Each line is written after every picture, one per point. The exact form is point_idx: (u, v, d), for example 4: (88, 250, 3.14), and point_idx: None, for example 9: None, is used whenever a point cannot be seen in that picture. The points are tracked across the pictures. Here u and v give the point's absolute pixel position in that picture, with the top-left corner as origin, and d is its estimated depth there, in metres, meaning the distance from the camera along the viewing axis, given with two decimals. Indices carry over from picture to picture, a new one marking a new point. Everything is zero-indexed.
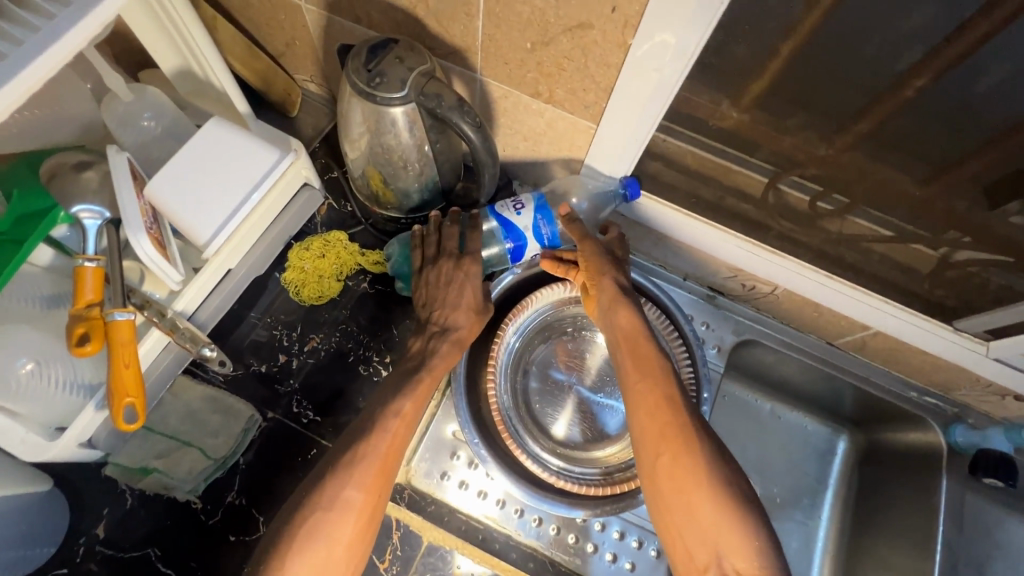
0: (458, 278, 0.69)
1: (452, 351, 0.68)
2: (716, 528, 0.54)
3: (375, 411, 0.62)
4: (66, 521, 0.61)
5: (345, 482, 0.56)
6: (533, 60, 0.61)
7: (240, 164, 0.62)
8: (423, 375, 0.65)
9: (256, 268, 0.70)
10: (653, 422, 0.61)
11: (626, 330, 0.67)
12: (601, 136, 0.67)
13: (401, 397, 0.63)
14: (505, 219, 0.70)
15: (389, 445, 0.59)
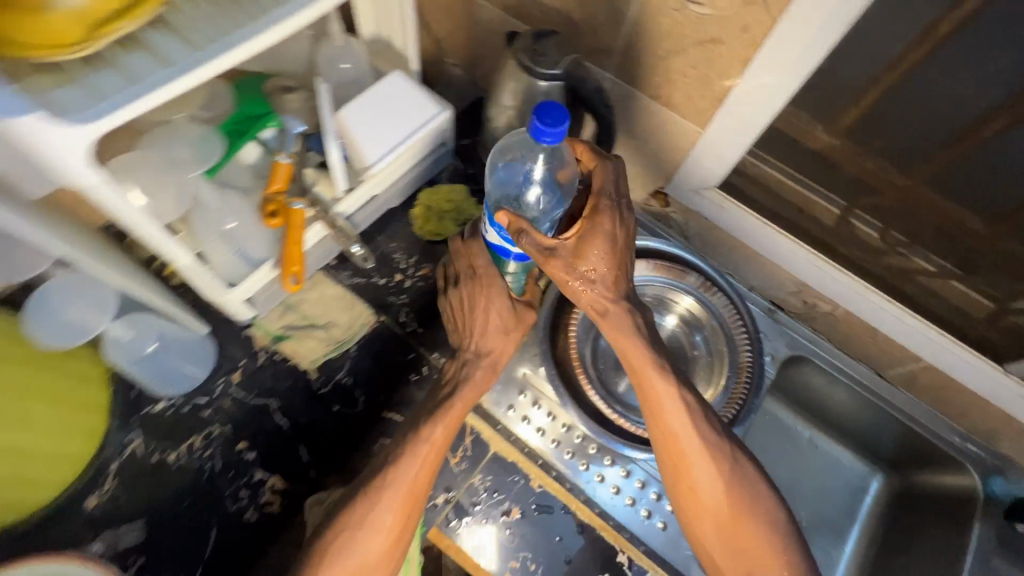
0: (485, 305, 0.72)
1: (486, 375, 0.71)
2: (738, 537, 0.65)
3: (406, 439, 0.65)
4: (212, 363, 0.74)
5: (379, 508, 0.62)
6: (661, 67, 0.74)
7: (411, 112, 0.78)
8: (452, 403, 0.67)
9: (392, 199, 0.85)
10: (671, 454, 0.67)
11: (632, 350, 0.68)
12: (706, 138, 0.79)
13: (432, 421, 0.66)
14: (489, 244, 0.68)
15: (418, 474, 0.63)
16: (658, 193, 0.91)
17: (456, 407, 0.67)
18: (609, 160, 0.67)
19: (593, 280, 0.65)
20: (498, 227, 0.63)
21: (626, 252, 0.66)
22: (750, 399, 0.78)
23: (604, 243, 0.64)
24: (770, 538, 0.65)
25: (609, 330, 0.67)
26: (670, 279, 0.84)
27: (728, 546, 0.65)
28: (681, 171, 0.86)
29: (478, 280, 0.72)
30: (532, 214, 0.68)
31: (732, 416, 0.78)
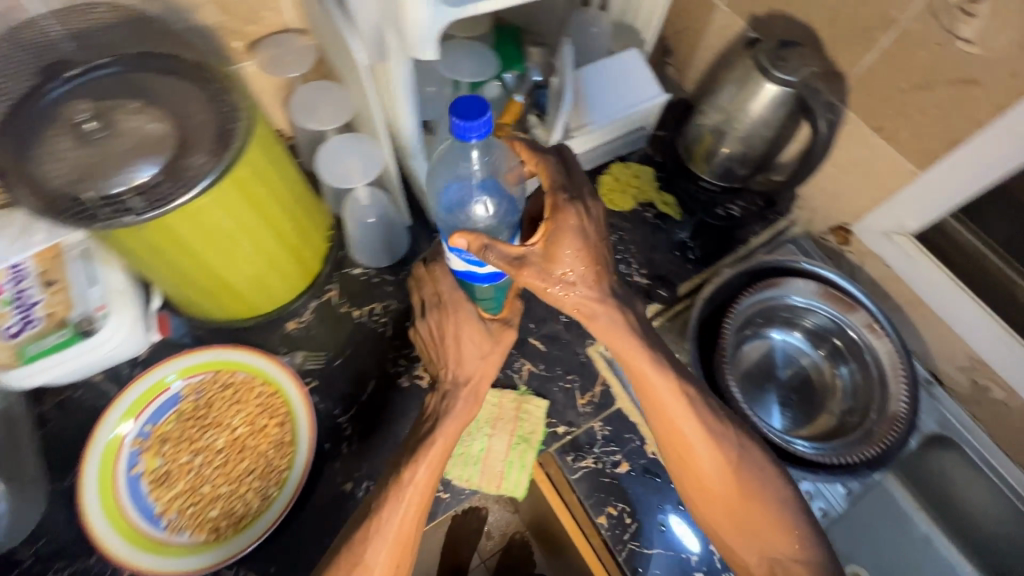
0: (459, 332, 0.68)
1: (469, 406, 0.67)
2: (747, 523, 0.64)
3: (389, 485, 0.63)
4: (404, 251, 0.86)
5: (372, 554, 0.60)
6: (897, 99, 0.74)
7: (635, 89, 0.86)
8: (432, 438, 0.64)
9: (586, 163, 0.94)
10: (677, 446, 0.65)
11: (627, 347, 0.65)
12: (922, 181, 0.78)
13: (413, 464, 0.63)
14: (464, 272, 0.66)
15: (402, 521, 0.61)
16: (839, 228, 0.93)
17: (435, 446, 0.64)
18: (552, 154, 0.63)
19: (572, 282, 0.62)
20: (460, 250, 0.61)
21: (600, 245, 0.63)
22: (894, 445, 0.74)
23: (576, 240, 0.61)
24: (775, 513, 0.64)
25: (602, 331, 0.64)
26: (835, 309, 0.83)
27: (739, 529, 0.65)
28: (875, 214, 0.86)
29: (445, 307, 0.69)
30: (487, 223, 0.66)
31: (870, 456, 0.74)
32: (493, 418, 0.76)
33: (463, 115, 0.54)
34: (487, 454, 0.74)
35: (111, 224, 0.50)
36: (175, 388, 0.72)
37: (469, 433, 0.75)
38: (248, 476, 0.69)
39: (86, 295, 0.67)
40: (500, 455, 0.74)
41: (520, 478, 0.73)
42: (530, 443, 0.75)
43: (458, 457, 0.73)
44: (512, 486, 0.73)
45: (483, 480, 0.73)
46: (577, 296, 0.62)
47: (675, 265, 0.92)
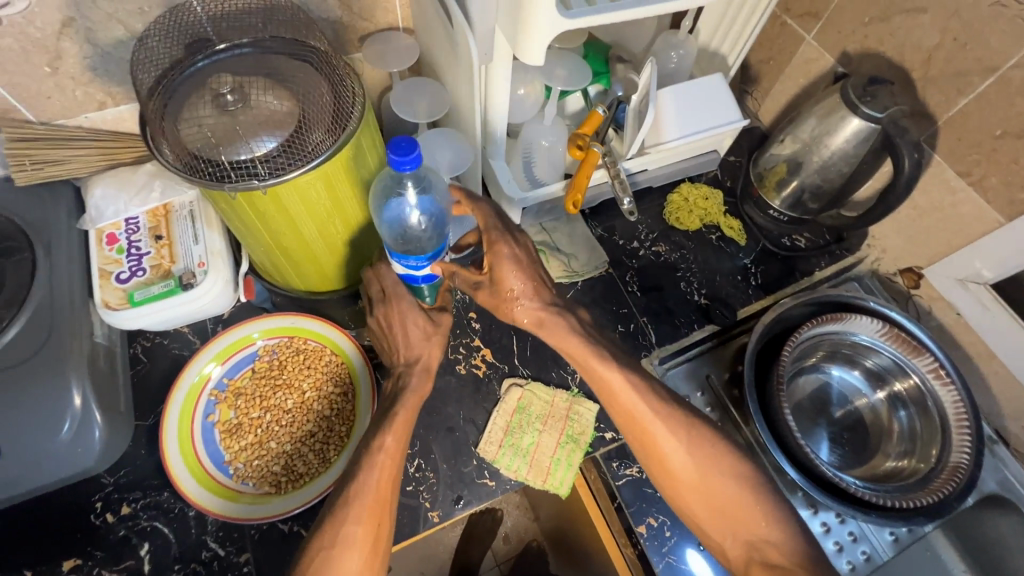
0: (405, 320, 0.70)
1: (422, 382, 0.70)
2: (720, 505, 0.64)
3: (361, 455, 0.64)
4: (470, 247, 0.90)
5: (346, 519, 0.60)
6: (989, 146, 0.73)
7: (715, 112, 0.87)
8: (397, 410, 0.67)
9: (655, 180, 0.95)
10: (638, 431, 0.66)
11: (571, 346, 0.69)
12: (1006, 231, 0.76)
13: (380, 433, 0.65)
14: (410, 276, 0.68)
15: (379, 481, 0.63)
16: (908, 270, 0.91)
17: (400, 418, 0.66)
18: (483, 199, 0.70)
19: (518, 297, 0.69)
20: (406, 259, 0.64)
21: (536, 263, 0.70)
22: (951, 497, 0.72)
23: (512, 265, 0.68)
24: (742, 493, 0.64)
25: (548, 335, 0.70)
26: (900, 352, 0.82)
27: (718, 516, 0.64)
28: (950, 259, 0.85)
29: (389, 304, 0.70)
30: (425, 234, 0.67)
31: (926, 504, 0.72)
32: (544, 415, 0.78)
33: (399, 150, 0.55)
34: (536, 450, 0.76)
35: (239, 186, 0.56)
36: (257, 346, 0.77)
37: (519, 427, 0.77)
38: (310, 438, 0.73)
39: (190, 251, 0.73)
40: (549, 452, 0.76)
41: (567, 476, 0.75)
42: (579, 443, 0.77)
43: (508, 449, 0.76)
44: (558, 483, 0.75)
45: (530, 474, 0.75)
46: (523, 312, 0.70)
47: (736, 289, 0.92)
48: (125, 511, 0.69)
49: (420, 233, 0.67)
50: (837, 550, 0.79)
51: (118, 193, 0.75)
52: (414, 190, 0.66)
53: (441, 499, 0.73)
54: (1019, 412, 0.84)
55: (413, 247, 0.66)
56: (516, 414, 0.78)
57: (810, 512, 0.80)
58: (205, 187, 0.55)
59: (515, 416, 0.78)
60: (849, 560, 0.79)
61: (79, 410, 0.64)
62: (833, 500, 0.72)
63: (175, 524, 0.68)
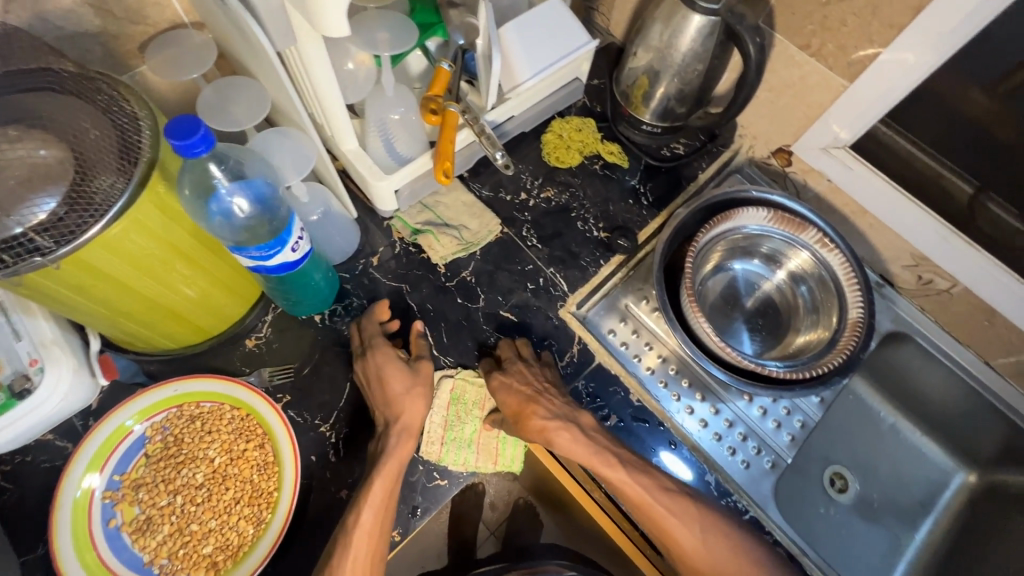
0: (382, 372, 0.71)
1: (403, 441, 0.68)
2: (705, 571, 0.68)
3: (339, 532, 0.64)
4: (353, 245, 0.82)
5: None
6: (819, 14, 0.75)
7: (562, 38, 0.82)
8: (372, 481, 0.65)
9: (525, 125, 0.91)
10: (652, 520, 0.69)
11: (586, 459, 0.71)
12: (851, 93, 0.79)
13: (357, 508, 0.64)
14: (272, 267, 0.59)
15: (356, 560, 0.62)
16: (779, 150, 0.95)
17: (375, 491, 0.65)
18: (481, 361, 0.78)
19: (530, 415, 0.72)
20: (264, 249, 0.56)
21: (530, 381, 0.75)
22: (857, 350, 0.78)
23: (511, 392, 0.73)
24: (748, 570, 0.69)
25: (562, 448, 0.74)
26: (787, 232, 0.85)
27: None
28: (810, 133, 0.89)
29: (367, 359, 0.73)
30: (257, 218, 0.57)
31: (837, 364, 0.77)
32: (481, 401, 0.78)
33: (181, 134, 0.44)
34: (478, 434, 0.76)
35: (20, 269, 0.45)
36: (139, 431, 0.67)
37: (458, 416, 0.76)
38: (236, 505, 0.66)
39: (14, 351, 0.61)
40: (490, 435, 0.77)
41: (514, 455, 0.77)
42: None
43: (450, 439, 0.74)
44: (506, 462, 0.76)
45: (478, 459, 0.74)
46: (535, 426, 0.72)
47: (631, 213, 0.91)
48: None
49: (256, 220, 0.57)
50: (776, 427, 0.85)
51: None
52: (225, 176, 0.56)
53: (397, 516, 0.70)
54: (896, 254, 0.90)
55: (256, 235, 0.57)
56: (453, 404, 0.76)
57: (746, 401, 0.85)
58: None
59: (452, 406, 0.76)
60: (789, 432, 0.85)
61: None
62: (760, 387, 0.76)
63: None
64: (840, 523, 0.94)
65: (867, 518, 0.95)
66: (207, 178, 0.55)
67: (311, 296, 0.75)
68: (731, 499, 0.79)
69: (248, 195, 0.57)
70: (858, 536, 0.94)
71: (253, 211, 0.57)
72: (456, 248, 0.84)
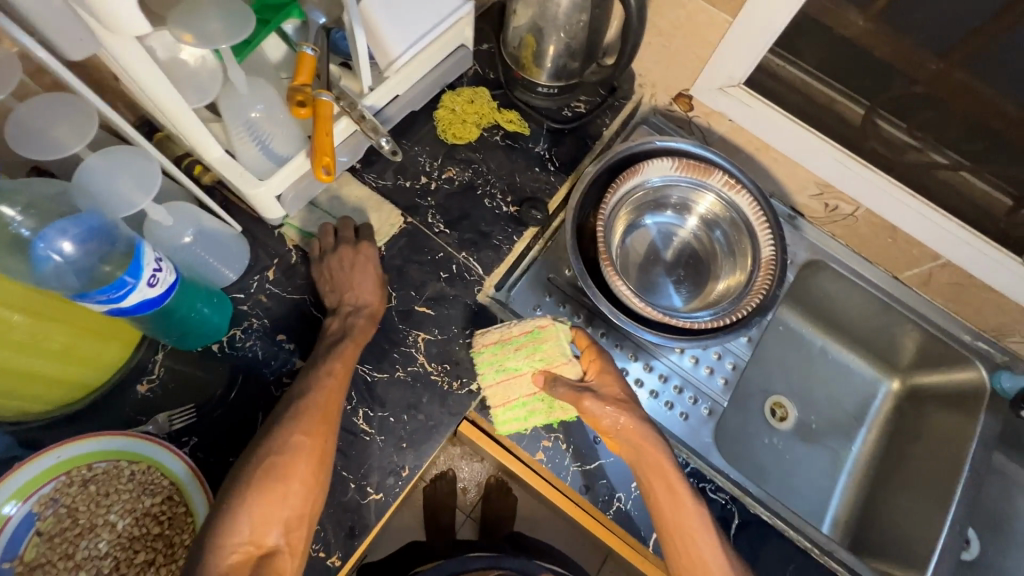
0: (360, 263, 0.74)
1: (369, 325, 0.72)
2: None
3: (310, 373, 0.67)
4: (246, 262, 0.76)
5: (293, 426, 0.62)
6: None
7: (435, 4, 0.76)
8: (345, 339, 0.70)
9: (414, 104, 0.84)
10: (684, 538, 0.66)
11: (653, 462, 0.68)
12: (737, 28, 0.78)
13: (328, 358, 0.68)
14: (132, 305, 0.53)
15: (327, 399, 0.65)
16: (680, 96, 0.92)
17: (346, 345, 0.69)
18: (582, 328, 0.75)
19: (626, 406, 0.69)
20: (107, 289, 0.49)
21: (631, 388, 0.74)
22: (774, 288, 0.78)
23: (617, 378, 0.72)
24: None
25: (622, 446, 0.69)
26: (694, 178, 0.84)
27: None
28: (705, 75, 0.87)
29: (359, 244, 0.76)
30: (92, 260, 0.51)
31: (756, 304, 0.78)
32: (551, 361, 0.72)
33: None
34: (513, 377, 0.73)
35: None
36: (21, 512, 0.59)
37: (520, 350, 0.73)
38: (151, 567, 0.61)
39: None
40: (519, 390, 0.73)
41: (514, 421, 0.73)
42: (550, 409, 0.73)
43: (493, 354, 0.74)
44: (501, 418, 0.73)
45: (489, 388, 0.74)
46: (633, 417, 0.69)
47: (539, 181, 0.88)
48: None
49: (95, 258, 0.51)
50: (710, 373, 0.86)
51: None
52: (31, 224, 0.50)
53: (334, 540, 0.66)
54: (802, 186, 0.91)
55: (97, 276, 0.50)
56: (528, 338, 0.73)
57: (678, 353, 0.85)
58: None
59: (525, 339, 0.73)
60: (722, 375, 0.86)
61: None
62: (685, 339, 0.76)
63: None
64: (784, 452, 0.97)
65: (806, 441, 0.99)
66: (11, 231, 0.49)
67: (200, 324, 0.68)
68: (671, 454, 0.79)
69: (77, 232, 0.50)
70: (800, 460, 0.98)
71: (85, 248, 0.51)
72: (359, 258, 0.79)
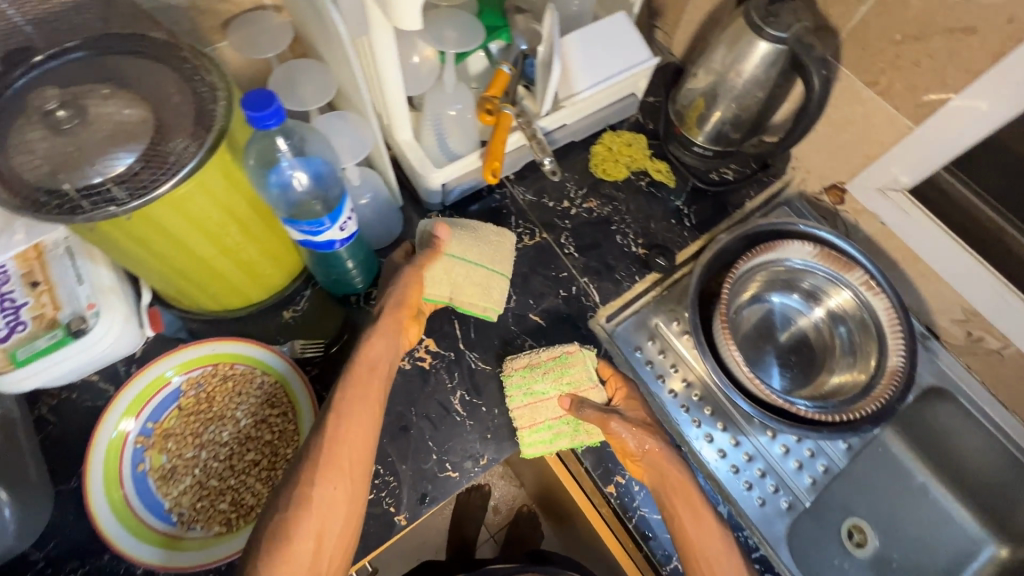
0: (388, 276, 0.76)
1: (382, 338, 0.70)
2: None
3: (324, 412, 0.65)
4: (397, 232, 0.85)
5: (299, 481, 0.61)
6: (892, 52, 0.73)
7: (624, 52, 0.82)
8: (351, 369, 0.68)
9: (575, 135, 0.92)
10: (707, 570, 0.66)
11: (675, 483, 0.69)
12: (915, 137, 0.77)
13: (337, 392, 0.66)
14: (318, 241, 0.62)
15: (337, 443, 0.63)
16: (833, 187, 0.93)
17: (347, 391, 0.66)
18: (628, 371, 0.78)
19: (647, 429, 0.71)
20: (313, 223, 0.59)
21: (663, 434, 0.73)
22: (893, 400, 0.74)
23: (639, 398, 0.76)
24: None
25: (645, 470, 0.71)
26: (830, 270, 0.84)
27: None
28: (867, 173, 0.87)
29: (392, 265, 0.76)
30: (307, 196, 0.61)
31: (871, 411, 0.74)
32: (577, 385, 0.74)
33: (255, 106, 0.47)
34: (540, 401, 0.74)
35: (95, 216, 0.48)
36: (175, 383, 0.71)
37: (547, 374, 0.75)
38: (254, 468, 0.69)
39: (75, 293, 0.65)
40: (546, 414, 0.74)
41: (539, 444, 0.74)
42: (576, 433, 0.73)
43: (522, 378, 0.75)
44: (528, 440, 0.73)
45: (517, 410, 0.74)
46: (665, 468, 0.70)
47: (671, 233, 0.91)
48: None
49: (310, 196, 0.61)
50: (798, 468, 0.82)
51: None
52: (290, 150, 0.60)
53: (406, 500, 0.71)
54: (946, 308, 0.87)
55: (307, 211, 0.60)
56: (556, 363, 0.76)
57: (769, 438, 0.83)
58: (55, 223, 0.47)
59: (552, 364, 0.76)
60: (810, 475, 0.83)
61: None
62: (785, 424, 0.74)
63: None
64: None
65: None
66: (272, 151, 0.59)
67: (349, 276, 0.77)
68: (743, 533, 0.78)
69: (308, 171, 0.60)
70: None
71: (311, 186, 0.61)
72: (491, 280, 0.77)
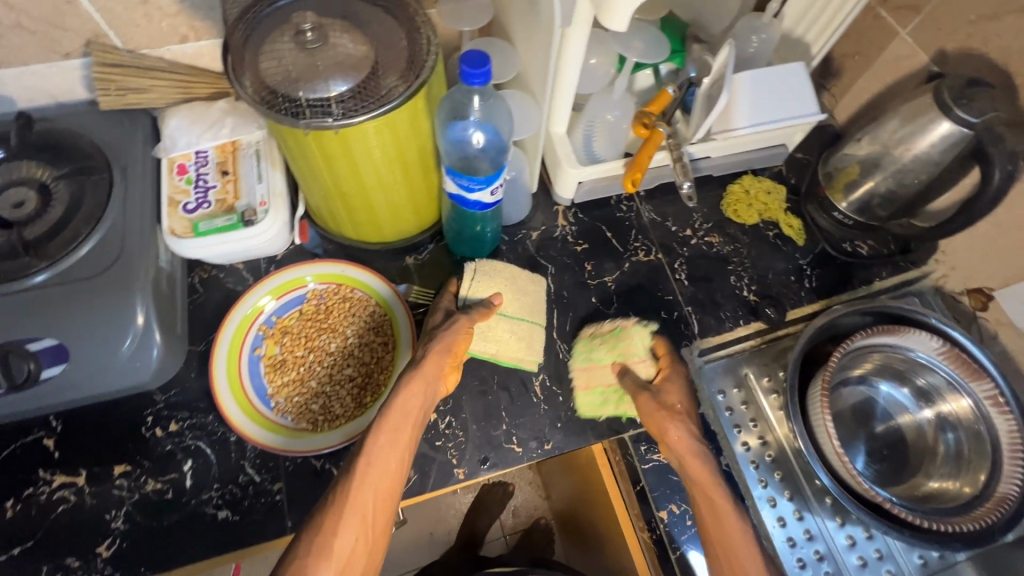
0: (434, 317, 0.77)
1: (419, 381, 0.68)
2: None
3: (356, 454, 0.64)
4: (523, 215, 0.90)
5: (324, 527, 0.60)
6: None
7: (791, 101, 0.82)
8: (384, 413, 0.66)
9: (716, 169, 0.92)
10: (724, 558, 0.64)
11: (694, 475, 0.68)
12: None
13: (370, 436, 0.65)
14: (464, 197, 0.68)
15: (369, 489, 0.62)
16: (977, 290, 0.87)
17: (379, 435, 0.65)
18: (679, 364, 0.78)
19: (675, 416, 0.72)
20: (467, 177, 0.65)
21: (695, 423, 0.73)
22: (996, 526, 0.69)
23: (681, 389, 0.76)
24: None
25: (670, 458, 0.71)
26: (957, 373, 0.78)
27: None
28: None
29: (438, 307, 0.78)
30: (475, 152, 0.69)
31: (966, 530, 0.69)
32: (626, 356, 0.77)
33: (472, 63, 0.56)
34: (596, 368, 0.79)
35: (313, 122, 0.56)
36: (308, 288, 0.79)
37: (603, 344, 0.79)
38: (349, 381, 0.75)
39: (253, 189, 0.75)
40: (600, 380, 0.78)
41: (591, 405, 0.78)
42: (621, 402, 0.77)
43: (583, 345, 0.80)
44: (582, 401, 0.77)
45: (576, 371, 0.79)
46: (686, 458, 0.69)
47: (788, 289, 0.89)
48: (173, 428, 0.73)
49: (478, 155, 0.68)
50: (862, 566, 0.77)
51: (191, 126, 0.78)
52: (478, 111, 0.68)
53: (468, 458, 0.75)
54: None
55: (469, 167, 0.68)
56: (611, 335, 0.79)
57: (837, 524, 0.78)
58: (282, 122, 0.55)
59: (608, 335, 0.80)
60: None
61: (141, 327, 0.67)
62: (866, 514, 0.70)
63: (217, 447, 0.72)
64: None
65: None
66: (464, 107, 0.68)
67: (474, 239, 0.82)
68: None
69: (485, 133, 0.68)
70: None
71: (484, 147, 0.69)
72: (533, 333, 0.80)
